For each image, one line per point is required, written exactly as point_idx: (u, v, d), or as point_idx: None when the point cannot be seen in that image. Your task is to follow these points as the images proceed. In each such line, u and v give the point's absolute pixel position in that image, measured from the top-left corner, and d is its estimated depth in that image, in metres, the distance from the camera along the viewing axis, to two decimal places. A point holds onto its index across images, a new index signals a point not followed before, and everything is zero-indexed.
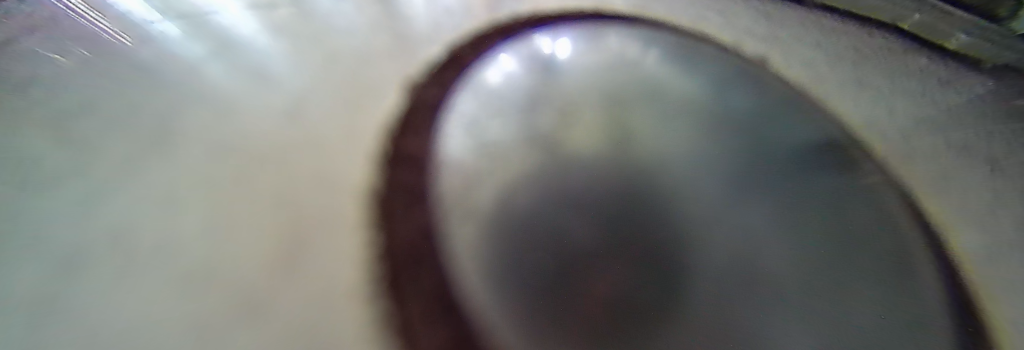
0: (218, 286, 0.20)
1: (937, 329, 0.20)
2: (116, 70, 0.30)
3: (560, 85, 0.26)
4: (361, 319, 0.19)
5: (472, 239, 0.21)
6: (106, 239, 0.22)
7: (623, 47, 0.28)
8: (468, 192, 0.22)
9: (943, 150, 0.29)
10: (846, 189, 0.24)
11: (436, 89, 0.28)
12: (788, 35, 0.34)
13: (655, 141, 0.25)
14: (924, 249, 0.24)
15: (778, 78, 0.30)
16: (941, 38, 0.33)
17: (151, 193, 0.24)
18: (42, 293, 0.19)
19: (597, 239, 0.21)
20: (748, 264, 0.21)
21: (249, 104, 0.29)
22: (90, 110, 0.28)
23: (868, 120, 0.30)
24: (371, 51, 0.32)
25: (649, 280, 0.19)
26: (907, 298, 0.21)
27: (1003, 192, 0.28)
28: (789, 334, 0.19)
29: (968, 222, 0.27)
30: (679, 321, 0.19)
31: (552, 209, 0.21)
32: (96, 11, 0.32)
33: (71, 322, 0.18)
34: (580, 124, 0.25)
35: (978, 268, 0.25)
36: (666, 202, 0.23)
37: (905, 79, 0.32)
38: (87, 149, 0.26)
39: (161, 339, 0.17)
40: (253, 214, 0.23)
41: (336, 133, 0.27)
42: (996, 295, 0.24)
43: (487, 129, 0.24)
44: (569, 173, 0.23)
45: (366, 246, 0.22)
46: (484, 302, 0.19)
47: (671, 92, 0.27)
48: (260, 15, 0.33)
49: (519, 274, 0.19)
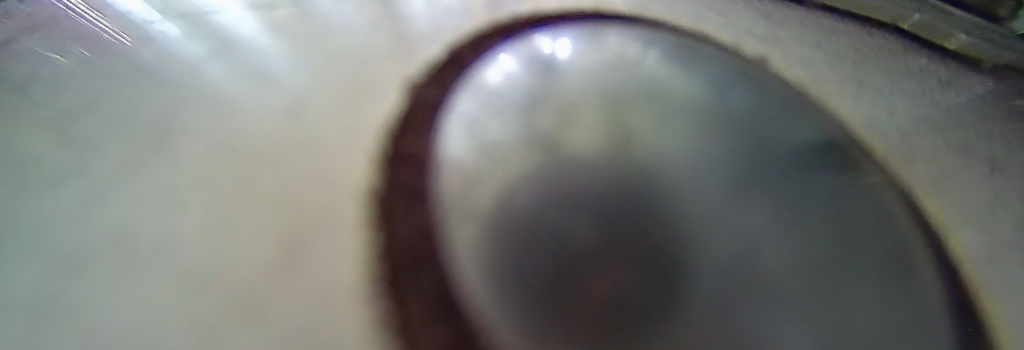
0: (217, 285, 0.20)
1: (934, 329, 0.20)
2: (116, 70, 0.30)
3: (560, 85, 0.26)
4: (360, 319, 0.19)
5: (472, 239, 0.21)
6: (106, 239, 0.22)
7: (623, 47, 0.28)
8: (468, 192, 0.22)
9: (943, 150, 0.29)
10: (845, 190, 0.24)
11: (436, 89, 0.28)
12: (788, 35, 0.34)
13: (655, 140, 0.25)
14: (924, 249, 0.24)
15: (778, 78, 0.30)
16: (941, 38, 0.33)
17: (151, 193, 0.24)
18: (44, 294, 0.19)
19: (596, 239, 0.21)
20: (748, 264, 0.21)
21: (249, 104, 0.29)
22: (90, 110, 0.28)
23: (868, 120, 0.30)
24: (371, 51, 0.32)
25: (649, 280, 0.20)
26: (907, 298, 0.21)
27: (1003, 192, 0.28)
28: (789, 334, 0.19)
29: (968, 222, 0.27)
30: (680, 321, 0.19)
31: (552, 210, 0.21)
32: (97, 11, 0.32)
33: (71, 322, 0.18)
34: (580, 124, 0.25)
35: (978, 268, 0.25)
36: (666, 202, 0.23)
37: (905, 79, 0.32)
38: (86, 149, 0.26)
39: (161, 340, 0.17)
40: (254, 214, 0.23)
41: (336, 133, 0.27)
42: (997, 295, 0.24)
43: (488, 129, 0.24)
44: (569, 173, 0.23)
45: (366, 246, 0.22)
46: (484, 302, 0.19)
47: (671, 92, 0.27)
48: (260, 15, 0.33)
49: (519, 274, 0.19)
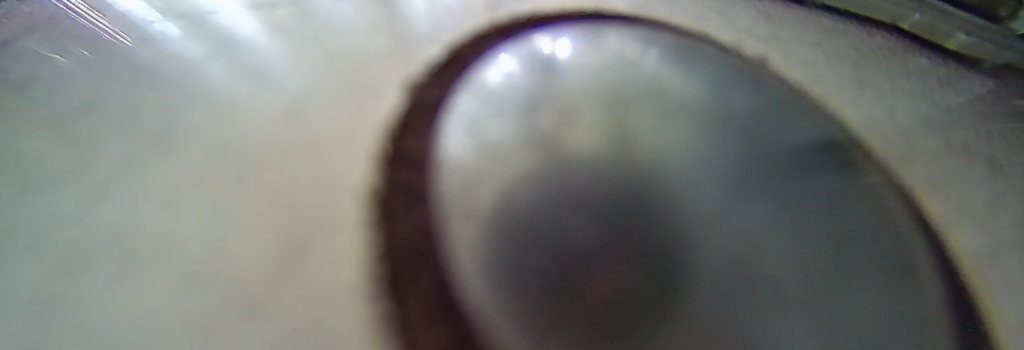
0: (218, 286, 0.20)
1: (934, 331, 0.20)
2: (115, 68, 0.30)
3: (561, 84, 0.26)
4: (362, 319, 0.19)
5: (472, 239, 0.21)
6: (105, 239, 0.22)
7: (623, 46, 0.28)
8: (468, 192, 0.22)
9: (946, 150, 0.29)
10: (844, 190, 0.25)
11: (436, 89, 0.28)
12: (788, 35, 0.34)
13: (656, 140, 0.25)
14: (926, 250, 0.24)
15: (777, 79, 0.30)
16: (942, 38, 0.33)
17: (152, 193, 0.24)
18: (46, 295, 0.19)
19: (597, 238, 0.21)
20: (750, 265, 0.21)
21: (249, 103, 0.28)
22: (89, 109, 0.28)
23: (869, 120, 0.30)
24: (371, 50, 0.32)
25: (649, 281, 0.20)
26: (907, 298, 0.21)
27: (1001, 193, 0.28)
28: (790, 335, 0.19)
29: (966, 223, 0.27)
30: (677, 321, 0.19)
31: (552, 209, 0.21)
32: (96, 11, 0.32)
33: (73, 322, 0.18)
34: (581, 123, 0.25)
35: (975, 268, 0.25)
36: (666, 204, 0.23)
37: (906, 79, 0.32)
38: (85, 149, 0.26)
39: (164, 341, 0.17)
40: (254, 214, 0.23)
41: (336, 133, 0.27)
42: (994, 296, 0.24)
43: (487, 128, 0.24)
44: (570, 173, 0.23)
45: (367, 245, 0.22)
46: (484, 303, 0.19)
47: (670, 91, 0.27)
48: (260, 15, 0.33)
49: (519, 274, 0.19)
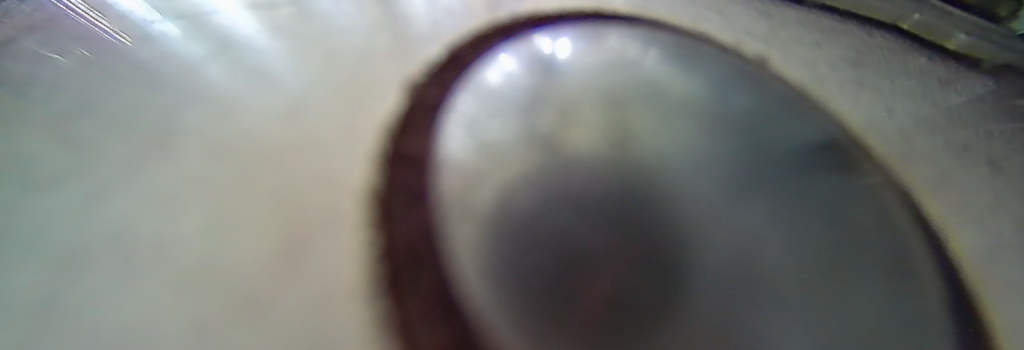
0: (218, 286, 0.20)
1: (936, 331, 0.20)
2: (116, 68, 0.30)
3: (561, 84, 0.26)
4: (363, 318, 0.19)
5: (472, 240, 0.20)
6: (106, 239, 0.22)
7: (623, 46, 0.28)
8: (468, 193, 0.22)
9: (946, 150, 0.29)
10: (845, 190, 0.25)
11: (436, 89, 0.28)
12: (787, 36, 0.34)
13: (655, 140, 0.25)
14: (926, 249, 0.24)
15: (778, 79, 0.30)
16: (942, 38, 0.32)
17: (151, 192, 0.24)
18: (48, 295, 0.19)
19: (597, 239, 0.21)
20: (747, 263, 0.21)
21: (249, 103, 0.28)
22: (90, 109, 0.28)
23: (869, 120, 0.30)
24: (371, 50, 0.32)
25: (649, 280, 0.20)
26: (908, 297, 0.21)
27: (1003, 192, 0.28)
28: (791, 334, 0.19)
29: (966, 223, 0.27)
30: (676, 320, 0.19)
31: (552, 209, 0.21)
32: (97, 12, 0.32)
33: (75, 322, 0.18)
34: (580, 124, 0.25)
35: (976, 268, 0.25)
36: (666, 205, 0.23)
37: (906, 79, 0.32)
38: (84, 148, 0.26)
39: (162, 341, 0.17)
40: (255, 214, 0.23)
41: (336, 133, 0.27)
42: (994, 296, 0.24)
43: (488, 129, 0.24)
44: (570, 173, 0.23)
45: (367, 245, 0.22)
46: (484, 303, 0.18)
47: (671, 91, 0.27)
48: (260, 16, 0.33)
49: (519, 275, 0.19)
